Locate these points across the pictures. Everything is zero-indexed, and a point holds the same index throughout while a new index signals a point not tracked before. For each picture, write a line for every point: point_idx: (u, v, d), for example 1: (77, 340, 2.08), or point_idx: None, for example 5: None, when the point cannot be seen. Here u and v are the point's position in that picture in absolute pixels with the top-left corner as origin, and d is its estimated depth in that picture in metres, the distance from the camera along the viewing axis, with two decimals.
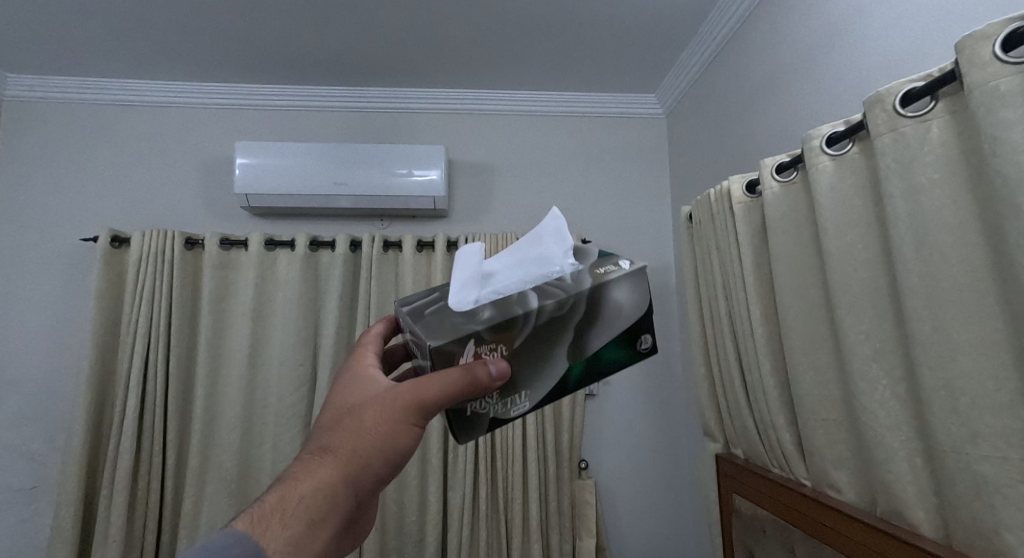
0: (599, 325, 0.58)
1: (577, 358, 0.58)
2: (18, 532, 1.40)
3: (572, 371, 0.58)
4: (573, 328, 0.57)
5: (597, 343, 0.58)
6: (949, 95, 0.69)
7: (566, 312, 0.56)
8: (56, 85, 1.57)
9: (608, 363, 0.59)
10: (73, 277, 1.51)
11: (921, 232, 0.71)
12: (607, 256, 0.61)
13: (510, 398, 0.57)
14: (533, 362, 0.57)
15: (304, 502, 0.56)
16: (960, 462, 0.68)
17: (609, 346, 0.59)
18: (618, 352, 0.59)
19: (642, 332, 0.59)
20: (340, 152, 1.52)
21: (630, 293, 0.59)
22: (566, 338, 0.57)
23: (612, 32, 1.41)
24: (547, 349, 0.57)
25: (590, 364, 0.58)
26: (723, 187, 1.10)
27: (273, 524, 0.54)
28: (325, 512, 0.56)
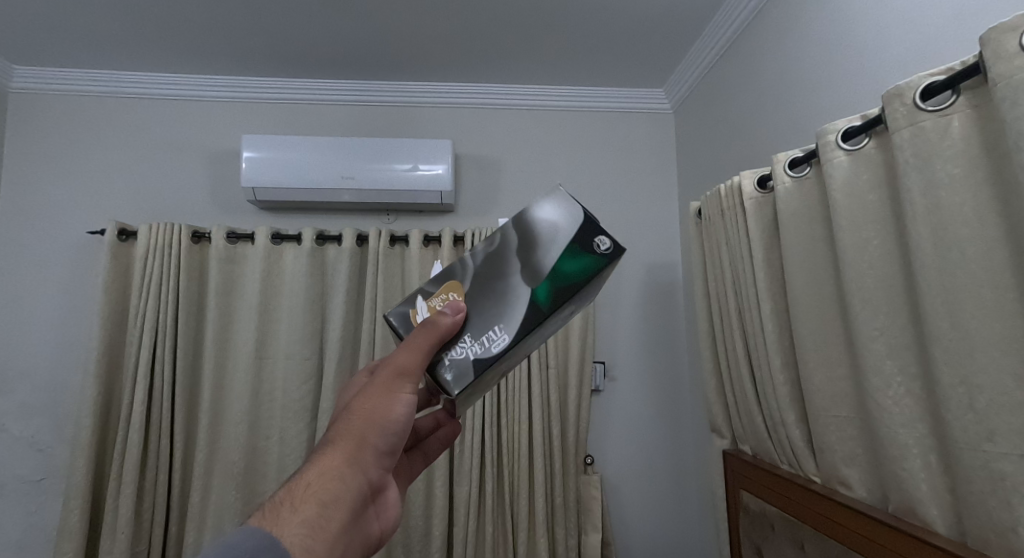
0: (537, 243, 0.57)
1: (533, 281, 0.56)
2: (25, 523, 1.40)
3: (536, 295, 0.56)
4: (516, 257, 0.58)
5: (546, 262, 0.56)
6: (971, 89, 0.69)
7: (498, 246, 0.58)
8: (62, 77, 1.57)
9: (570, 275, 0.56)
10: (80, 270, 1.51)
11: (940, 228, 0.71)
12: None
13: (479, 336, 0.56)
14: (491, 298, 0.57)
15: (313, 487, 0.55)
16: (977, 460, 0.68)
17: (561, 259, 0.56)
18: (575, 261, 0.56)
19: (592, 235, 0.57)
20: (347, 146, 1.51)
21: (556, 209, 0.58)
22: (516, 271, 0.57)
23: (622, 26, 1.40)
24: (498, 281, 0.57)
25: (551, 282, 0.56)
26: (734, 182, 1.10)
27: (284, 512, 0.53)
28: (335, 494, 0.55)
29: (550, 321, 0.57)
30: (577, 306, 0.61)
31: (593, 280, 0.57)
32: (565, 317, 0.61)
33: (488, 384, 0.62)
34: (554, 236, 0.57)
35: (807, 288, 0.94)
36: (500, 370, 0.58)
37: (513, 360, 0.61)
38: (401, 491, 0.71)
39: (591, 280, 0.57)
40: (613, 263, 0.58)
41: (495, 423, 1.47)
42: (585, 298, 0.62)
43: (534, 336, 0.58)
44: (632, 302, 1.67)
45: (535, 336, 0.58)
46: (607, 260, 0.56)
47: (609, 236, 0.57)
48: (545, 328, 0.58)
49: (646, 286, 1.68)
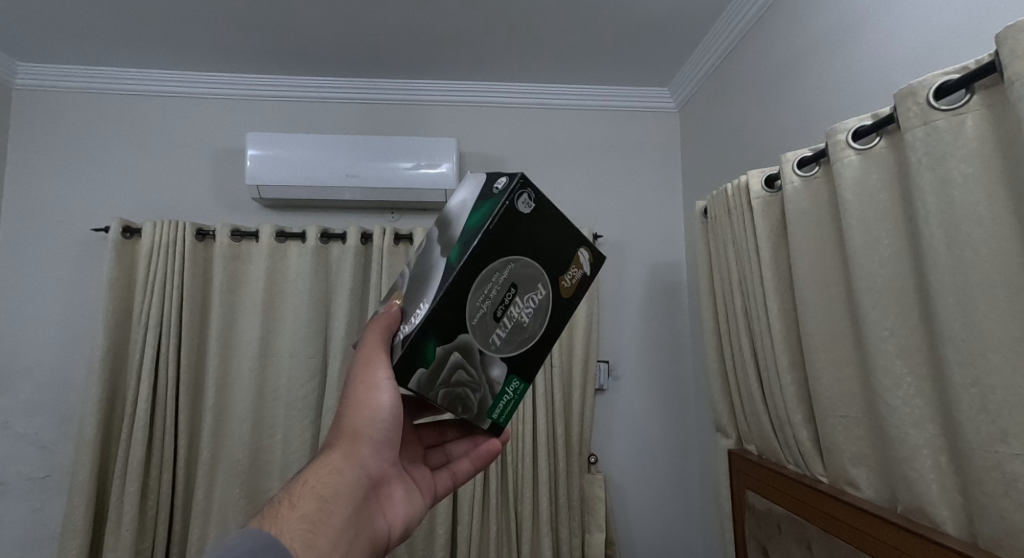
0: (447, 223, 0.62)
1: (446, 252, 0.59)
2: (30, 520, 1.40)
3: (450, 258, 0.57)
4: (438, 245, 0.62)
5: (456, 231, 0.59)
6: (986, 88, 0.68)
7: (427, 245, 0.65)
8: (66, 74, 1.56)
9: (475, 225, 0.57)
10: (83, 267, 1.51)
11: (953, 228, 0.70)
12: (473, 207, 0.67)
13: (410, 316, 0.59)
14: (421, 281, 0.61)
15: (311, 485, 0.57)
16: (989, 461, 0.68)
17: (468, 221, 0.58)
18: (478, 213, 0.58)
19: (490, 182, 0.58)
20: (352, 143, 1.51)
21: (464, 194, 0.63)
22: (437, 254, 0.61)
23: (630, 24, 1.39)
24: (424, 269, 0.62)
25: (459, 242, 0.57)
26: (741, 182, 1.09)
27: (285, 510, 0.55)
28: (332, 489, 0.57)
29: (475, 276, 0.56)
30: (526, 259, 0.58)
31: (500, 217, 0.56)
32: (519, 276, 0.58)
33: (481, 377, 0.58)
34: (459, 210, 0.61)
35: (815, 288, 0.93)
36: (457, 347, 0.56)
37: (495, 344, 0.58)
38: (427, 489, 0.71)
39: (499, 219, 0.56)
40: (519, 195, 0.56)
41: None
42: (542, 252, 0.59)
43: (475, 298, 0.56)
44: (635, 302, 1.66)
45: (479, 298, 0.56)
46: (506, 197, 0.56)
47: (504, 174, 0.58)
48: (484, 288, 0.57)
49: (650, 286, 1.67)
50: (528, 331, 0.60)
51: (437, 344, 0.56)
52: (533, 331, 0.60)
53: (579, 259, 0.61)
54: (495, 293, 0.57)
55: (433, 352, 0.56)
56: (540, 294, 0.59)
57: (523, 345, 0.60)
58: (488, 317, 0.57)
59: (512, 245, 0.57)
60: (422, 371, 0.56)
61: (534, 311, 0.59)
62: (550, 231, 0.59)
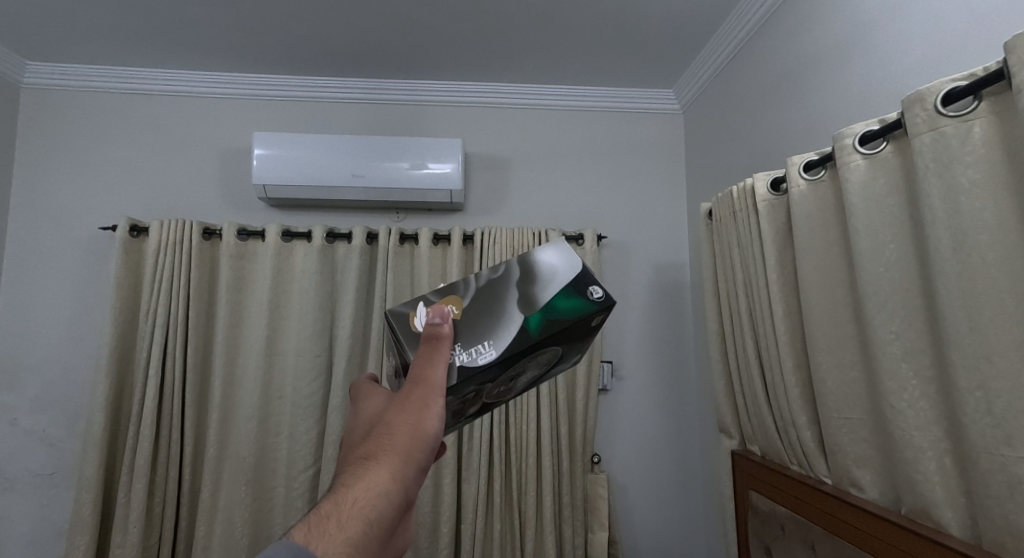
0: (535, 277, 0.64)
1: (525, 312, 0.63)
2: (38, 515, 1.41)
3: (529, 321, 0.62)
4: (515, 288, 0.64)
5: (541, 296, 0.63)
6: (994, 95, 0.69)
7: (502, 274, 0.65)
8: (73, 73, 1.57)
9: (562, 314, 0.63)
10: (90, 265, 1.52)
11: (960, 233, 0.71)
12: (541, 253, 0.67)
13: (469, 346, 0.62)
14: (489, 316, 0.63)
15: (359, 504, 0.54)
16: (994, 463, 0.69)
17: (554, 297, 0.63)
18: (569, 300, 0.63)
19: (586, 286, 0.64)
20: (358, 144, 1.51)
21: (558, 258, 0.65)
22: (512, 301, 0.63)
23: (637, 26, 1.40)
24: (496, 302, 0.63)
25: (543, 313, 0.62)
26: (747, 184, 1.10)
27: (330, 529, 0.51)
28: (379, 512, 0.54)
29: (535, 350, 0.63)
30: (561, 349, 0.66)
31: (581, 321, 0.63)
32: (548, 358, 0.67)
33: (464, 408, 0.68)
34: (553, 274, 0.64)
35: (821, 291, 0.94)
36: (476, 391, 0.64)
37: (493, 393, 0.68)
38: None
39: (577, 319, 0.63)
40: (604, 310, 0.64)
41: (503, 422, 1.47)
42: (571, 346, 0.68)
43: (523, 361, 0.63)
44: (640, 303, 1.67)
45: (516, 367, 0.64)
46: (593, 309, 0.63)
47: (600, 285, 0.64)
48: (526, 360, 0.64)
49: (654, 287, 1.68)
50: (513, 390, 0.70)
51: (471, 386, 0.63)
52: (515, 390, 0.71)
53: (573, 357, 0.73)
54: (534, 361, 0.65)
55: (465, 389, 0.62)
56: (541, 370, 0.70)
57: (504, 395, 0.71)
58: (507, 378, 0.66)
59: (567, 338, 0.65)
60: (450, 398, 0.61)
61: (529, 380, 0.70)
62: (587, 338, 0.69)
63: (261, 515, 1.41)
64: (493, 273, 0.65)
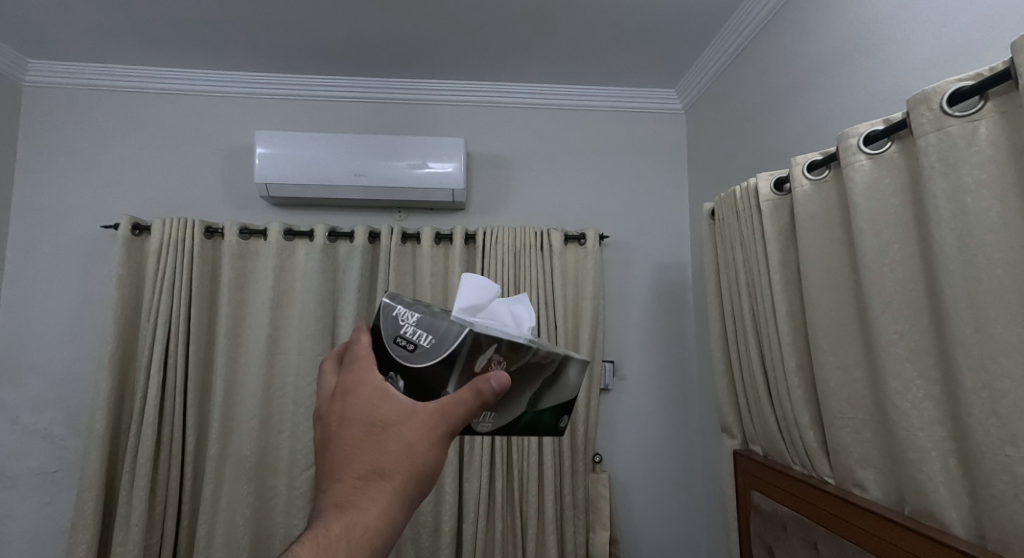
0: (557, 385, 0.64)
1: (526, 409, 0.64)
2: (39, 514, 1.41)
3: (523, 416, 0.64)
4: (538, 383, 0.63)
5: (546, 404, 0.65)
6: (1000, 95, 0.69)
7: (545, 365, 0.62)
8: (75, 71, 1.57)
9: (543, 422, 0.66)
10: (92, 264, 1.51)
11: (965, 234, 0.71)
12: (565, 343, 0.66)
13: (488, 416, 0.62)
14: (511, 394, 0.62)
15: (368, 531, 0.57)
16: (999, 464, 0.69)
17: (552, 410, 0.66)
18: (555, 418, 0.67)
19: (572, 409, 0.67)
20: (361, 143, 1.51)
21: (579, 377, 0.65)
22: (524, 394, 0.63)
23: (640, 25, 1.40)
24: (520, 385, 0.62)
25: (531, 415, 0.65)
26: (750, 184, 1.10)
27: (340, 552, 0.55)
28: (382, 539, 0.58)
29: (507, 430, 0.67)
30: None
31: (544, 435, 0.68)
32: None
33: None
34: (568, 389, 0.65)
35: (825, 291, 0.94)
36: None
37: None
38: None
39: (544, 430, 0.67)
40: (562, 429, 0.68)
41: None
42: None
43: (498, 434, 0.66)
44: (641, 303, 1.67)
45: None
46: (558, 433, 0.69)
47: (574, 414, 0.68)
48: None
49: (656, 286, 1.68)
50: None
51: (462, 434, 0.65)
52: None
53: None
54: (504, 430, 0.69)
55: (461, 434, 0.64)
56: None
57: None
58: None
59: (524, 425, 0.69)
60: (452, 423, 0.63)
61: None
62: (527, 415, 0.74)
63: (262, 514, 1.41)
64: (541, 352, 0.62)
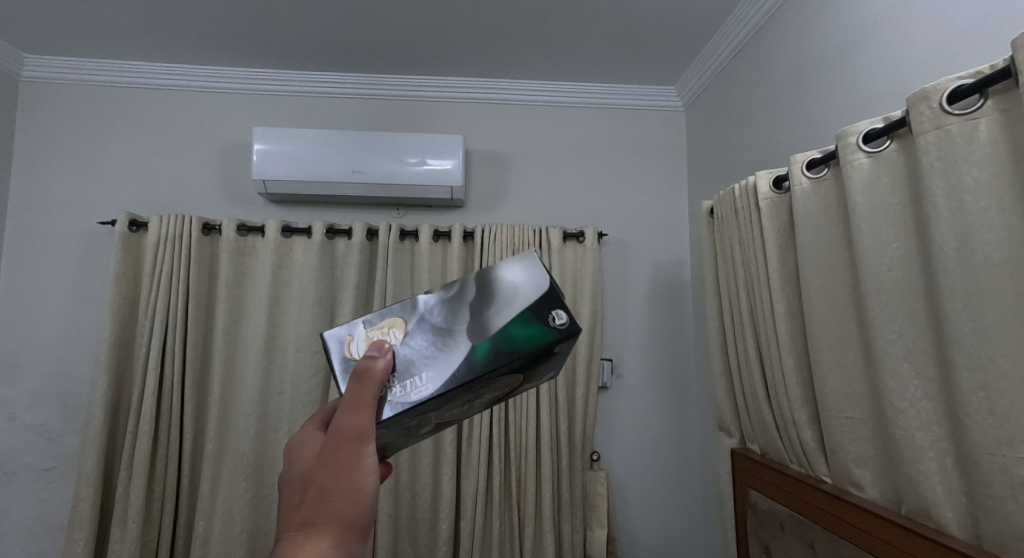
0: (505, 298, 0.58)
1: (474, 347, 0.57)
2: (36, 510, 1.41)
3: (476, 351, 0.57)
4: (467, 310, 0.59)
5: (498, 318, 0.58)
6: (1000, 93, 0.69)
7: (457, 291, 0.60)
8: (72, 67, 1.56)
9: (514, 341, 0.57)
10: (89, 259, 1.51)
11: (964, 233, 0.71)
12: (486, 272, 0.59)
13: (405, 380, 0.57)
14: (431, 345, 0.58)
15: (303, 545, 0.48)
16: (996, 464, 0.68)
17: (511, 323, 0.58)
18: (527, 329, 0.57)
19: (550, 308, 0.58)
20: (359, 139, 1.51)
21: (522, 269, 0.59)
22: (460, 331, 0.58)
23: (639, 22, 1.38)
24: (447, 338, 0.58)
25: (493, 344, 0.57)
26: (749, 182, 1.09)
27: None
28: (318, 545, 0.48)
29: (490, 378, 0.58)
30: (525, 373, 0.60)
31: (543, 349, 0.57)
32: (508, 380, 0.61)
33: (413, 431, 0.63)
34: (515, 290, 0.58)
35: (824, 290, 0.93)
36: (421, 419, 0.60)
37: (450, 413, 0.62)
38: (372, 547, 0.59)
39: (536, 353, 0.57)
40: (563, 341, 0.58)
41: (503, 419, 1.46)
42: (537, 373, 0.63)
43: (467, 392, 0.58)
44: (640, 301, 1.67)
45: (468, 392, 0.59)
46: (559, 339, 0.57)
47: (567, 312, 0.58)
48: (480, 387, 0.59)
49: (655, 285, 1.67)
50: (475, 405, 0.64)
51: (410, 418, 0.58)
52: (478, 404, 0.65)
53: (546, 373, 0.66)
54: (480, 390, 0.60)
55: (401, 421, 0.58)
56: (503, 392, 0.64)
57: (460, 415, 0.65)
58: (461, 401, 0.61)
59: (534, 366, 0.59)
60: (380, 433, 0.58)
61: (490, 395, 0.63)
62: (550, 366, 0.63)
63: (261, 511, 1.41)
64: (483, 272, 0.59)
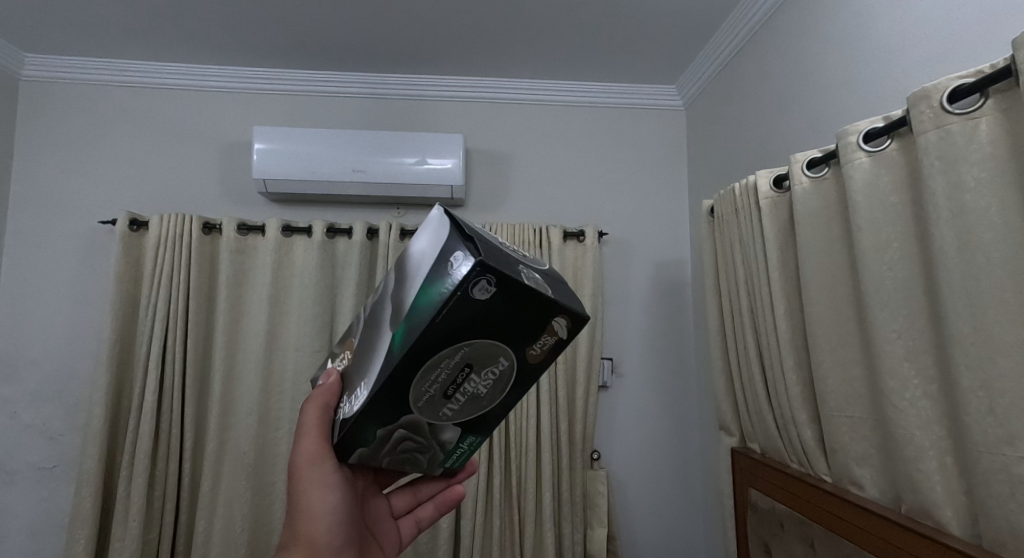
0: (408, 275, 0.52)
1: (390, 333, 0.51)
2: (37, 509, 1.42)
3: (393, 343, 0.50)
4: (387, 303, 0.54)
5: (405, 297, 0.51)
6: (1001, 92, 0.69)
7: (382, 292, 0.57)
8: (73, 66, 1.56)
9: (422, 310, 0.49)
10: (89, 258, 1.51)
11: (964, 232, 0.71)
12: (401, 259, 0.54)
13: (349, 394, 0.56)
14: (368, 348, 0.56)
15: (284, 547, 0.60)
16: (996, 463, 0.68)
17: (416, 293, 0.49)
18: (428, 290, 0.48)
19: (446, 256, 0.49)
20: (359, 139, 1.51)
21: (426, 240, 0.51)
22: (383, 324, 0.53)
23: (639, 21, 1.38)
24: (374, 339, 0.55)
25: (407, 322, 0.49)
26: (749, 181, 1.09)
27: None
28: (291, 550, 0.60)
29: (421, 362, 0.50)
30: (480, 339, 0.50)
31: (448, 304, 0.47)
32: (476, 355, 0.51)
33: (433, 441, 0.56)
34: (419, 262, 0.51)
35: (823, 289, 0.94)
36: (402, 426, 0.54)
37: (447, 416, 0.54)
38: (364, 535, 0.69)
39: (448, 310, 0.48)
40: (474, 283, 0.47)
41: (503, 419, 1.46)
42: (517, 330, 0.50)
43: (422, 383, 0.51)
44: (640, 300, 1.67)
45: (425, 383, 0.51)
46: (457, 283, 0.47)
47: (464, 249, 0.47)
48: (431, 373, 0.51)
49: (655, 284, 1.67)
50: (485, 400, 0.54)
51: (377, 429, 0.54)
52: (491, 398, 0.54)
53: (554, 324, 0.51)
54: (445, 377, 0.52)
55: (374, 435, 0.55)
56: (503, 369, 0.52)
57: (478, 414, 0.55)
58: (438, 397, 0.52)
59: (482, 325, 0.49)
60: (357, 453, 0.57)
61: (493, 382, 0.53)
62: (528, 315, 0.50)
63: (261, 510, 1.41)
64: (399, 260, 0.55)
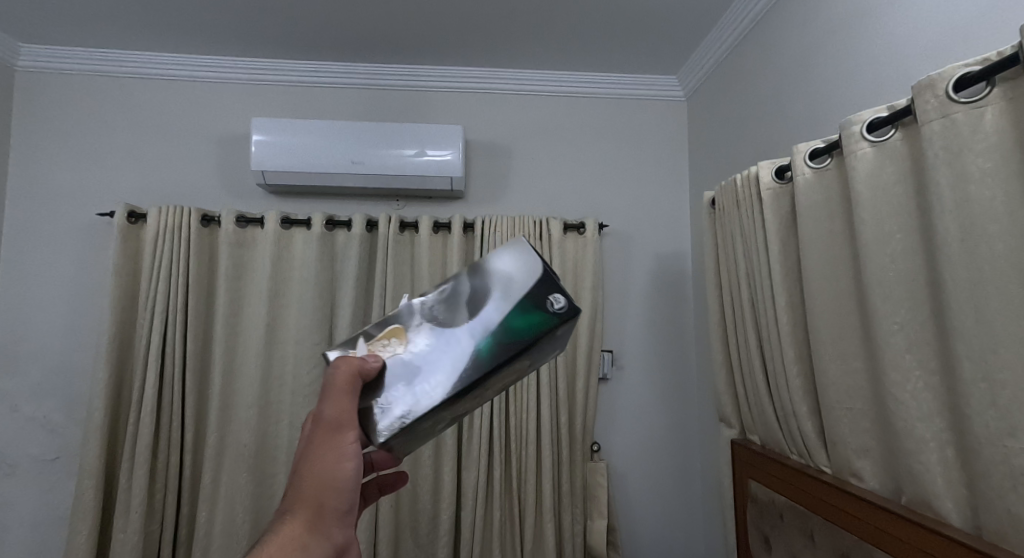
0: (495, 289, 0.59)
1: (479, 344, 0.57)
2: (40, 500, 1.42)
3: (483, 352, 0.57)
4: (467, 310, 0.59)
5: (499, 314, 0.58)
6: (1007, 80, 0.68)
7: (451, 295, 0.61)
8: (68, 56, 1.54)
9: (519, 333, 0.57)
10: (88, 250, 1.51)
11: (968, 223, 0.70)
12: (480, 272, 0.61)
13: (416, 388, 0.58)
14: (435, 351, 0.58)
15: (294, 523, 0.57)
16: (997, 455, 0.68)
17: (515, 315, 0.58)
18: (529, 318, 0.58)
19: (548, 293, 0.59)
20: (358, 130, 1.49)
21: (512, 263, 0.60)
22: (463, 331, 0.58)
23: (641, 9, 1.36)
24: (450, 343, 0.58)
25: (499, 338, 0.57)
26: (751, 172, 1.08)
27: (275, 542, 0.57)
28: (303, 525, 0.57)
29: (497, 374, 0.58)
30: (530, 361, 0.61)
31: (544, 335, 0.57)
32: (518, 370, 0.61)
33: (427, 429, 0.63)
34: (507, 282, 0.59)
35: (825, 281, 0.93)
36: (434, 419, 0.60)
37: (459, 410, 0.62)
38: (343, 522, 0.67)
39: (539, 339, 0.57)
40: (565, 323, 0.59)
41: (503, 411, 1.46)
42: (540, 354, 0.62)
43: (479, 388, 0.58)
44: (640, 292, 1.66)
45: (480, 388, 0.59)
46: (560, 323, 0.58)
47: (564, 294, 0.59)
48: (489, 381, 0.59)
49: (656, 276, 1.67)
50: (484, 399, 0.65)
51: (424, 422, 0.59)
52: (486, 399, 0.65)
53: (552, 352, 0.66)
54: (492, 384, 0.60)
55: (419, 426, 0.59)
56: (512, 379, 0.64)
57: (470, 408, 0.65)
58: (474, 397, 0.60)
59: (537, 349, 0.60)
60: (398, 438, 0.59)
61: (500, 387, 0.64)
62: (553, 345, 0.62)
63: (262, 502, 1.42)
64: (474, 269, 0.62)
